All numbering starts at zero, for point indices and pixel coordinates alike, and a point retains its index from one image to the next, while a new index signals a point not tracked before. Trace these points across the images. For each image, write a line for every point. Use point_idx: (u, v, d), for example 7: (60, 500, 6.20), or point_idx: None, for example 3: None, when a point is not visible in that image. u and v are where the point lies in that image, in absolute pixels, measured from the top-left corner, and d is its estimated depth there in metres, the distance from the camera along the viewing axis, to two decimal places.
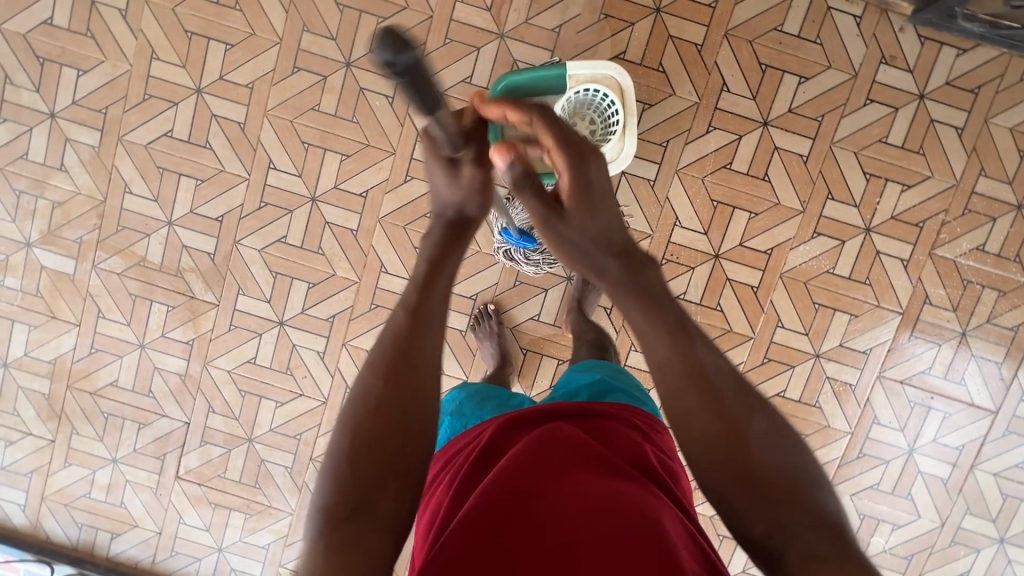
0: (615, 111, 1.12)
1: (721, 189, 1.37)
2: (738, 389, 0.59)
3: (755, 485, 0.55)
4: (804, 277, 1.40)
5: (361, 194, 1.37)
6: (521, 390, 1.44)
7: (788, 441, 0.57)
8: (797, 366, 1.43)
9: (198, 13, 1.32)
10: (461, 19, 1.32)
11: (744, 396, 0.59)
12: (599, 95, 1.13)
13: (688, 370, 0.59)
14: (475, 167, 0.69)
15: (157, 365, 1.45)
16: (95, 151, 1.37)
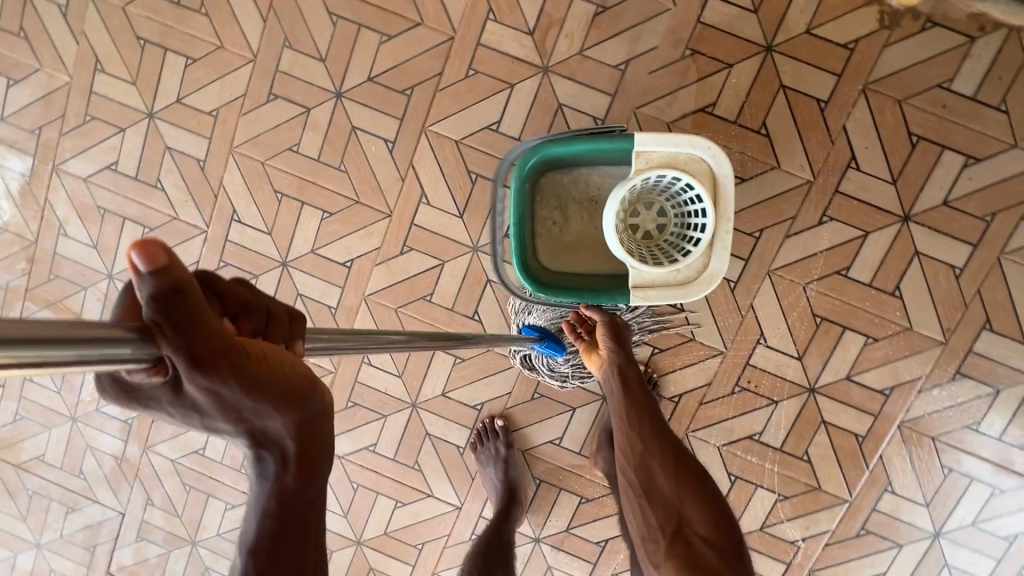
0: (697, 207, 0.77)
1: (829, 302, 0.99)
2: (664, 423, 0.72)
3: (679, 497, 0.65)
4: (930, 430, 1.01)
5: (344, 264, 1.06)
6: (529, 528, 1.12)
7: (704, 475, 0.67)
8: (907, 545, 1.05)
9: (155, 15, 1.02)
10: (491, 44, 0.97)
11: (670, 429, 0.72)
12: (673, 180, 0.77)
13: (644, 418, 0.72)
14: (214, 391, 0.30)
15: (90, 443, 1.19)
16: (26, 181, 1.10)
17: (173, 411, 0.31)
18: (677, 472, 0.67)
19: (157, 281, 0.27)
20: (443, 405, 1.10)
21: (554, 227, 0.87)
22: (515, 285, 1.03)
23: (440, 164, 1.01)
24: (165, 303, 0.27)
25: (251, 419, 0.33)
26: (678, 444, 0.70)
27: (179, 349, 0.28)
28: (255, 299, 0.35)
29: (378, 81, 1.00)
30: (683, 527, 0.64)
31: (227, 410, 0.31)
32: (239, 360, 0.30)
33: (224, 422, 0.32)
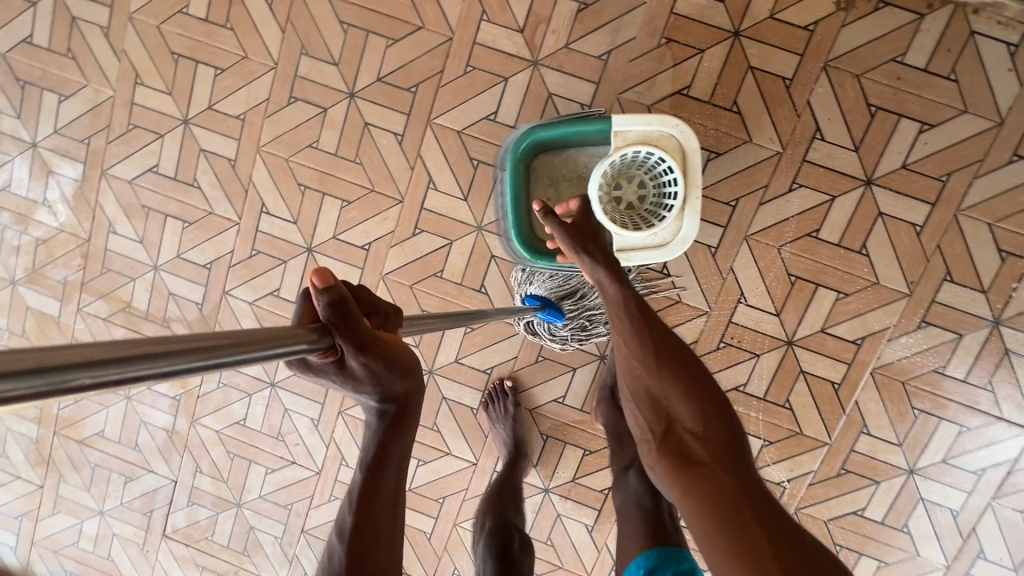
0: (672, 179, 0.88)
1: (802, 261, 1.09)
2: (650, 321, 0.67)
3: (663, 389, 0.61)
4: (900, 375, 1.11)
5: (363, 246, 1.18)
6: (539, 480, 1.24)
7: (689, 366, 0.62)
8: (884, 482, 1.15)
9: (186, 31, 1.15)
10: (487, 42, 1.08)
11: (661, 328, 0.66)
12: (651, 156, 0.88)
13: (629, 325, 0.68)
14: (366, 365, 0.44)
15: (144, 418, 1.33)
16: (78, 185, 1.23)
17: (336, 378, 0.46)
18: (660, 370, 0.62)
19: (331, 297, 0.42)
20: (457, 371, 1.22)
21: (548, 203, 0.98)
22: (516, 259, 1.14)
23: (445, 152, 1.12)
24: (337, 308, 0.43)
25: (383, 384, 0.47)
26: (664, 342, 0.65)
27: (346, 338, 0.43)
28: (376, 301, 0.49)
29: (386, 81, 1.12)
30: (671, 425, 0.60)
31: (373, 378, 0.46)
32: (381, 342, 0.45)
33: (368, 387, 0.47)
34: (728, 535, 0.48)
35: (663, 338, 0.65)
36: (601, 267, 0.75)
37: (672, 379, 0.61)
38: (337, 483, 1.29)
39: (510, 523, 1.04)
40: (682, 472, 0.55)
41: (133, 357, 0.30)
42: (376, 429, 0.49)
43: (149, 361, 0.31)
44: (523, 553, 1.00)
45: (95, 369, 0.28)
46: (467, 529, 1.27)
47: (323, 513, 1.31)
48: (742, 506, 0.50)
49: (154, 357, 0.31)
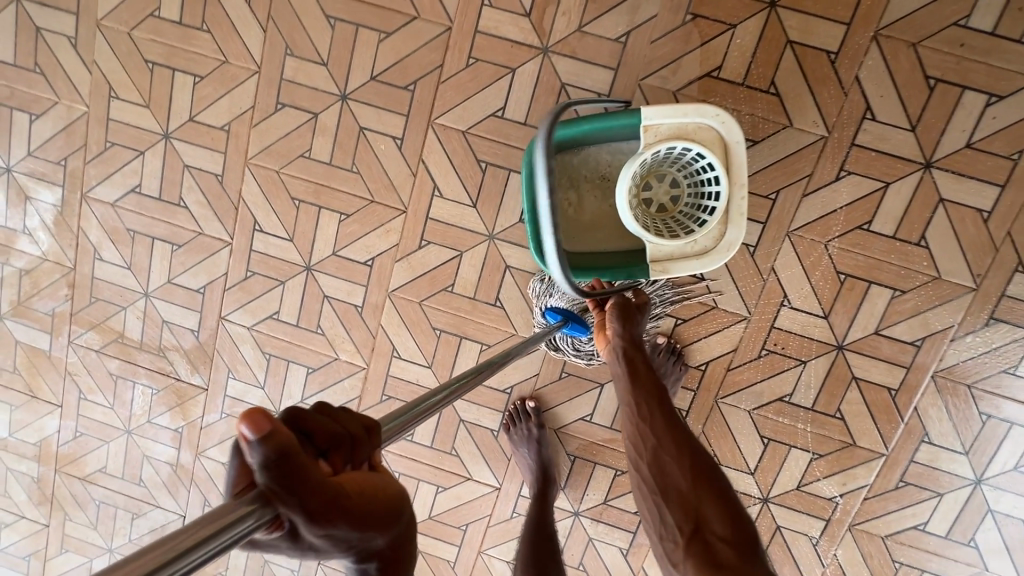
0: (710, 176, 0.77)
1: (853, 258, 0.97)
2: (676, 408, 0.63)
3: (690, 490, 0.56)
4: (966, 378, 1.00)
5: (366, 262, 1.08)
6: (567, 503, 1.15)
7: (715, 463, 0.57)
8: (948, 494, 1.05)
9: (159, 37, 1.05)
10: (489, 30, 0.97)
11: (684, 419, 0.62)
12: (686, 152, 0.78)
13: (656, 414, 0.62)
14: (329, 536, 0.32)
15: (146, 453, 1.26)
16: (58, 210, 1.15)
17: (292, 551, 0.33)
18: (691, 469, 0.57)
19: (271, 448, 0.29)
20: (474, 391, 1.13)
21: (567, 207, 0.86)
22: (533, 269, 1.04)
23: (449, 156, 1.02)
24: (276, 466, 0.29)
25: (358, 545, 0.35)
26: (693, 440, 0.60)
27: (296, 508, 0.30)
28: (339, 427, 0.34)
29: (381, 79, 1.01)
30: (698, 532, 0.54)
31: (344, 546, 0.34)
32: (342, 501, 0.32)
33: (337, 552, 0.34)
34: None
35: (692, 437, 0.61)
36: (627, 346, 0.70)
37: (704, 484, 0.56)
38: None
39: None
40: None
41: None
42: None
43: None
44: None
45: None
46: (493, 557, 1.19)
47: None
48: None
49: None
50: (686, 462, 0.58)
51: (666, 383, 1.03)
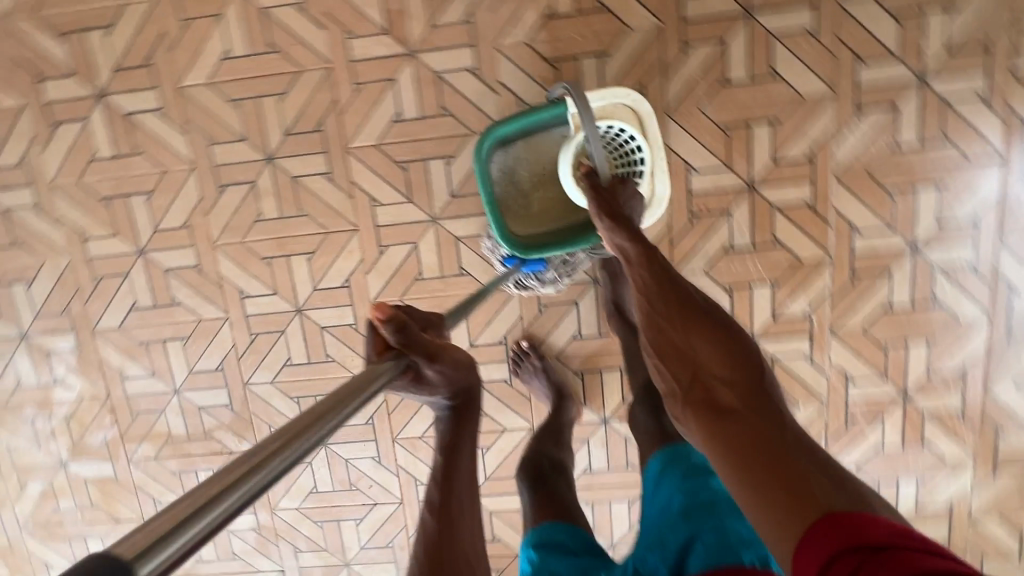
0: (635, 146, 1.00)
1: (728, 110, 1.13)
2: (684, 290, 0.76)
3: (699, 337, 0.70)
4: (863, 167, 1.15)
5: (343, 285, 1.23)
6: (594, 415, 1.28)
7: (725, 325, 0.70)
8: (896, 269, 1.19)
9: (105, 174, 1.21)
10: (362, 56, 1.13)
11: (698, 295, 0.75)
12: (612, 129, 1.01)
13: (661, 287, 0.78)
14: (438, 370, 0.61)
15: (230, 529, 1.39)
16: (78, 351, 1.30)
17: (414, 387, 0.62)
18: (692, 326, 0.71)
19: (394, 322, 0.58)
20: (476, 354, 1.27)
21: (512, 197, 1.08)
22: (479, 230, 1.20)
23: (374, 170, 1.18)
24: (399, 330, 0.59)
25: (453, 384, 0.64)
26: (699, 309, 0.73)
27: (417, 354, 0.59)
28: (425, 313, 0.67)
29: (295, 132, 1.17)
30: (697, 371, 0.68)
31: (446, 381, 0.63)
32: (441, 352, 0.61)
33: (442, 389, 0.63)
34: (752, 485, 0.54)
35: (704, 308, 0.74)
36: (619, 230, 0.86)
37: (711, 342, 0.69)
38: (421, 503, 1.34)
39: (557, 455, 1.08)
40: (708, 412, 0.63)
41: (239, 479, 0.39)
42: (448, 424, 0.66)
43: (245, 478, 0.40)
44: (556, 474, 1.03)
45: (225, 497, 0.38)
46: None
47: None
48: (760, 450, 0.56)
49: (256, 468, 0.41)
50: (694, 324, 0.71)
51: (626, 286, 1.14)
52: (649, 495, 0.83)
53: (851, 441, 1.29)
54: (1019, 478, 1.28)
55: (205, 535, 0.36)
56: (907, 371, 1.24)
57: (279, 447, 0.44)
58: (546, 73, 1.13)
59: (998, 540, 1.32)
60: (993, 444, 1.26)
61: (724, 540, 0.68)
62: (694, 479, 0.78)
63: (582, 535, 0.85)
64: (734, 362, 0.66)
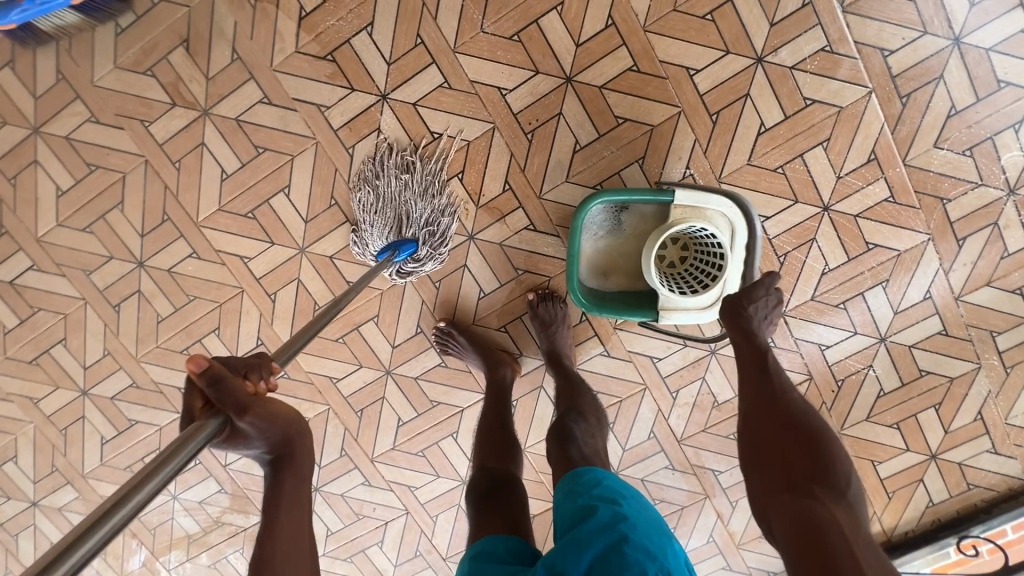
0: (718, 249, 0.93)
1: (508, 19, 1.09)
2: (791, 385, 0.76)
3: (801, 427, 0.70)
4: (668, 6, 1.07)
5: (258, 344, 1.28)
6: (536, 360, 1.28)
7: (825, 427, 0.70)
8: (752, 89, 1.10)
9: (21, 340, 1.30)
10: (166, 135, 1.16)
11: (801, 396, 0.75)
12: (702, 230, 0.94)
13: (752, 374, 0.79)
14: (250, 420, 0.59)
15: None
16: (81, 498, 1.42)
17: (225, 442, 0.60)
18: (793, 421, 0.71)
19: (209, 374, 0.58)
20: (402, 353, 1.28)
21: (610, 245, 1.02)
22: (347, 241, 1.21)
23: (230, 231, 1.22)
24: (217, 381, 0.58)
25: (267, 436, 0.62)
26: (799, 410, 0.72)
27: (230, 406, 0.58)
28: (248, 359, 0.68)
29: (148, 231, 1.22)
30: (790, 466, 0.67)
31: (261, 431, 0.61)
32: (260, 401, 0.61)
33: (258, 440, 0.62)
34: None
35: (802, 408, 0.72)
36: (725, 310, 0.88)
37: (801, 438, 0.68)
38: (425, 504, 1.39)
39: (503, 472, 1.00)
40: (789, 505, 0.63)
41: (74, 543, 0.42)
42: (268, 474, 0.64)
43: (85, 538, 0.43)
44: (491, 484, 0.97)
45: (69, 555, 0.41)
46: (532, 445, 1.33)
47: (442, 532, 1.40)
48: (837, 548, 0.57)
49: (94, 524, 0.44)
50: (791, 420, 0.71)
51: (559, 321, 1.19)
52: (558, 507, 0.75)
53: (796, 276, 1.20)
54: (987, 237, 1.16)
55: None
56: (817, 183, 1.14)
57: (125, 494, 0.47)
58: (328, 70, 1.12)
59: (997, 308, 1.20)
60: (944, 213, 1.15)
61: (625, 560, 0.63)
62: (610, 496, 0.72)
63: (518, 546, 0.81)
64: (824, 461, 0.65)
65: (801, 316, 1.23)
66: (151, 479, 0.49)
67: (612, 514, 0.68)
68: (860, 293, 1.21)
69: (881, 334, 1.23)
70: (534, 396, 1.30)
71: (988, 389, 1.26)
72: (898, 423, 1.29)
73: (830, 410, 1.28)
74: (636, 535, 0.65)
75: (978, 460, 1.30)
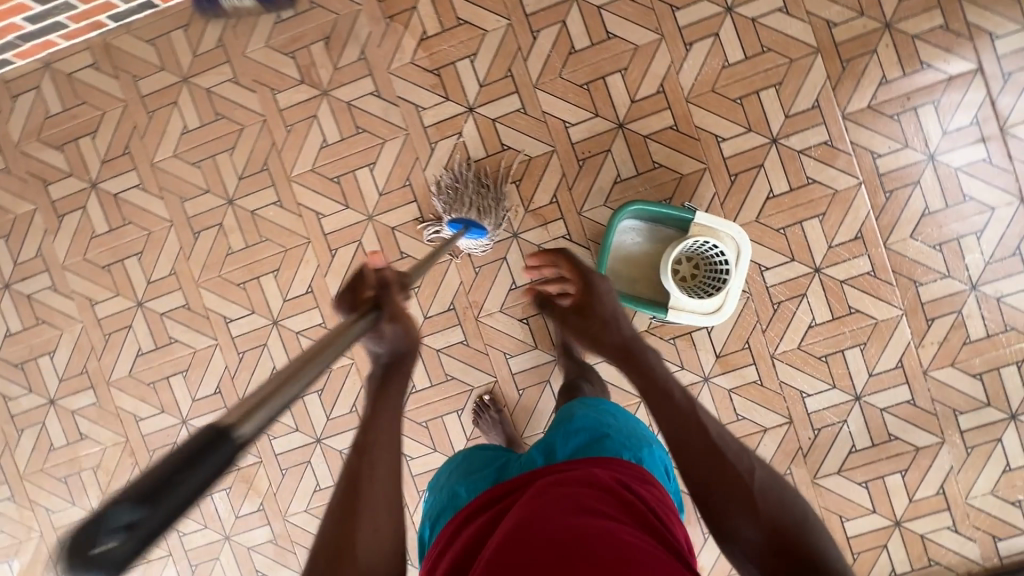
0: (724, 267, 1.12)
1: (582, 71, 1.37)
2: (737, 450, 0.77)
3: (767, 495, 0.72)
4: (708, 86, 1.35)
5: (309, 291, 1.45)
6: (548, 355, 1.42)
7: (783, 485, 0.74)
8: (766, 161, 1.35)
9: (102, 247, 1.47)
10: (288, 103, 1.42)
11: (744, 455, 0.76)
12: (714, 250, 1.13)
13: (702, 452, 0.76)
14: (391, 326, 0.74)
15: (248, 545, 1.49)
16: (98, 405, 1.50)
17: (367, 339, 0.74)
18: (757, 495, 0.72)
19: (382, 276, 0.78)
20: (431, 325, 1.43)
21: (636, 256, 1.23)
22: (410, 218, 1.42)
23: (314, 190, 1.43)
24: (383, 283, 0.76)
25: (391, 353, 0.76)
26: (760, 477, 0.74)
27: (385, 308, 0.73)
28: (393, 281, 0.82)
29: (246, 176, 1.44)
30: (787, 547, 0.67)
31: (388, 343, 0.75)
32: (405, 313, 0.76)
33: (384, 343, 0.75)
34: None
35: (763, 483, 0.73)
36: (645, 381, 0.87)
37: (780, 532, 0.68)
38: (415, 477, 1.45)
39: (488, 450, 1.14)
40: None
41: (268, 402, 0.48)
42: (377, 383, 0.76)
43: (270, 403, 0.48)
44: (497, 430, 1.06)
45: (259, 412, 0.47)
46: (529, 436, 1.43)
47: None
48: None
49: (276, 395, 0.50)
50: (759, 505, 0.71)
51: None
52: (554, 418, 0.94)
53: (786, 323, 1.37)
54: (953, 322, 1.35)
55: (248, 439, 0.45)
56: (811, 247, 1.36)
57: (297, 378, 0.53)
58: (432, 81, 1.40)
59: (959, 388, 1.36)
60: (916, 294, 1.35)
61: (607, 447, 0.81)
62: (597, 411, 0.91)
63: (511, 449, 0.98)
64: (809, 545, 0.67)
65: (789, 362, 1.38)
66: (311, 371, 0.56)
67: (600, 421, 0.86)
68: (841, 351, 1.37)
69: (856, 392, 1.38)
70: (539, 389, 1.42)
71: (950, 464, 1.37)
72: (866, 482, 1.39)
73: (805, 456, 1.39)
74: (616, 432, 0.85)
75: (939, 536, 1.38)
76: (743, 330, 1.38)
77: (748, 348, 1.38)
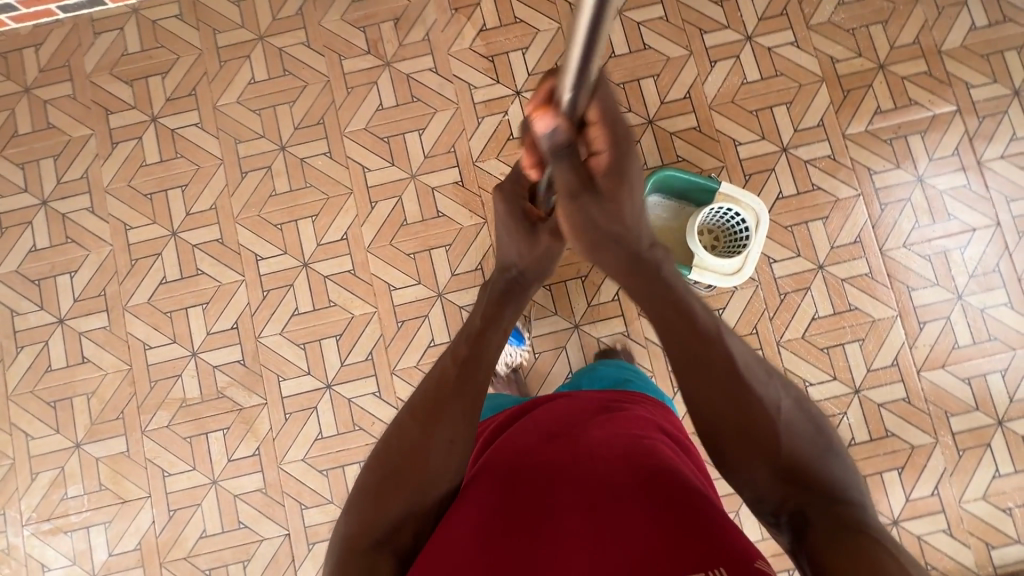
0: (745, 234, 1.24)
1: (620, 73, 1.55)
2: (765, 378, 0.61)
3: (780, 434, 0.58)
4: (729, 98, 1.54)
5: (342, 238, 1.50)
6: (566, 322, 1.47)
7: (812, 424, 0.60)
8: (777, 166, 1.51)
9: (149, 176, 1.53)
10: (352, 69, 1.56)
11: (771, 386, 0.61)
12: (734, 219, 1.25)
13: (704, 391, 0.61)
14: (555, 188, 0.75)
15: (235, 493, 1.42)
16: (108, 329, 1.48)
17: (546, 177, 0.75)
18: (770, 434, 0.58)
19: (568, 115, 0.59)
20: (456, 282, 1.48)
21: (661, 227, 1.32)
22: (450, 180, 1.51)
23: (364, 146, 1.53)
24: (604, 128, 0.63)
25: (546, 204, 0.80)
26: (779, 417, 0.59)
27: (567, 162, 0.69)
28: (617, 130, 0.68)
29: (301, 127, 1.54)
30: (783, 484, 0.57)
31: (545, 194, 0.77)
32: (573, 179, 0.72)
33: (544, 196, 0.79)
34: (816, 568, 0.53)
35: (788, 426, 0.59)
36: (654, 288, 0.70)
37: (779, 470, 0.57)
38: None
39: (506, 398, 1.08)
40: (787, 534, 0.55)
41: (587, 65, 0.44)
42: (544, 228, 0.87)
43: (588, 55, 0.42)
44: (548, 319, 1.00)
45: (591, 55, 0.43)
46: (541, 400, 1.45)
47: None
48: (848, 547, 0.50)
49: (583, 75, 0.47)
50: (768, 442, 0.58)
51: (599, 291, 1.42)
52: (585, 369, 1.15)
53: (792, 313, 1.46)
54: (942, 327, 1.46)
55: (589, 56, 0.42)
56: (815, 245, 1.48)
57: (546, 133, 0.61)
58: (486, 65, 1.55)
59: (949, 391, 1.44)
60: (908, 299, 1.47)
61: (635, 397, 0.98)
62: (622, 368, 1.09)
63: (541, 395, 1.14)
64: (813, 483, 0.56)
65: (793, 352, 1.45)
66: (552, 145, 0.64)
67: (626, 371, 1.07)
68: (841, 345, 1.45)
69: (856, 386, 1.44)
70: (555, 354, 1.46)
71: (944, 465, 1.41)
72: (865, 476, 1.41)
73: None
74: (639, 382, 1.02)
75: (935, 539, 1.39)
76: (752, 316, 1.46)
77: (755, 333, 1.46)
